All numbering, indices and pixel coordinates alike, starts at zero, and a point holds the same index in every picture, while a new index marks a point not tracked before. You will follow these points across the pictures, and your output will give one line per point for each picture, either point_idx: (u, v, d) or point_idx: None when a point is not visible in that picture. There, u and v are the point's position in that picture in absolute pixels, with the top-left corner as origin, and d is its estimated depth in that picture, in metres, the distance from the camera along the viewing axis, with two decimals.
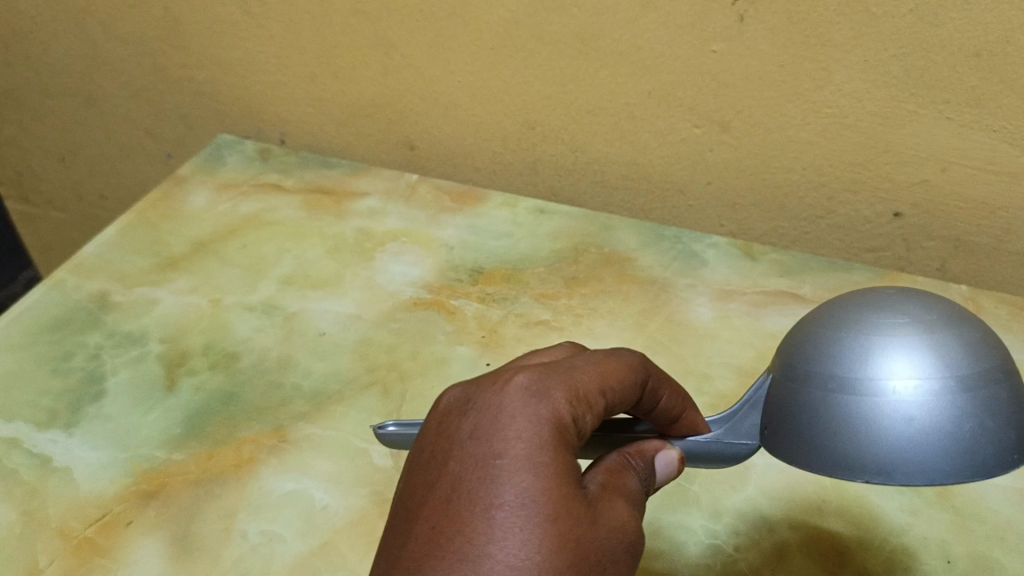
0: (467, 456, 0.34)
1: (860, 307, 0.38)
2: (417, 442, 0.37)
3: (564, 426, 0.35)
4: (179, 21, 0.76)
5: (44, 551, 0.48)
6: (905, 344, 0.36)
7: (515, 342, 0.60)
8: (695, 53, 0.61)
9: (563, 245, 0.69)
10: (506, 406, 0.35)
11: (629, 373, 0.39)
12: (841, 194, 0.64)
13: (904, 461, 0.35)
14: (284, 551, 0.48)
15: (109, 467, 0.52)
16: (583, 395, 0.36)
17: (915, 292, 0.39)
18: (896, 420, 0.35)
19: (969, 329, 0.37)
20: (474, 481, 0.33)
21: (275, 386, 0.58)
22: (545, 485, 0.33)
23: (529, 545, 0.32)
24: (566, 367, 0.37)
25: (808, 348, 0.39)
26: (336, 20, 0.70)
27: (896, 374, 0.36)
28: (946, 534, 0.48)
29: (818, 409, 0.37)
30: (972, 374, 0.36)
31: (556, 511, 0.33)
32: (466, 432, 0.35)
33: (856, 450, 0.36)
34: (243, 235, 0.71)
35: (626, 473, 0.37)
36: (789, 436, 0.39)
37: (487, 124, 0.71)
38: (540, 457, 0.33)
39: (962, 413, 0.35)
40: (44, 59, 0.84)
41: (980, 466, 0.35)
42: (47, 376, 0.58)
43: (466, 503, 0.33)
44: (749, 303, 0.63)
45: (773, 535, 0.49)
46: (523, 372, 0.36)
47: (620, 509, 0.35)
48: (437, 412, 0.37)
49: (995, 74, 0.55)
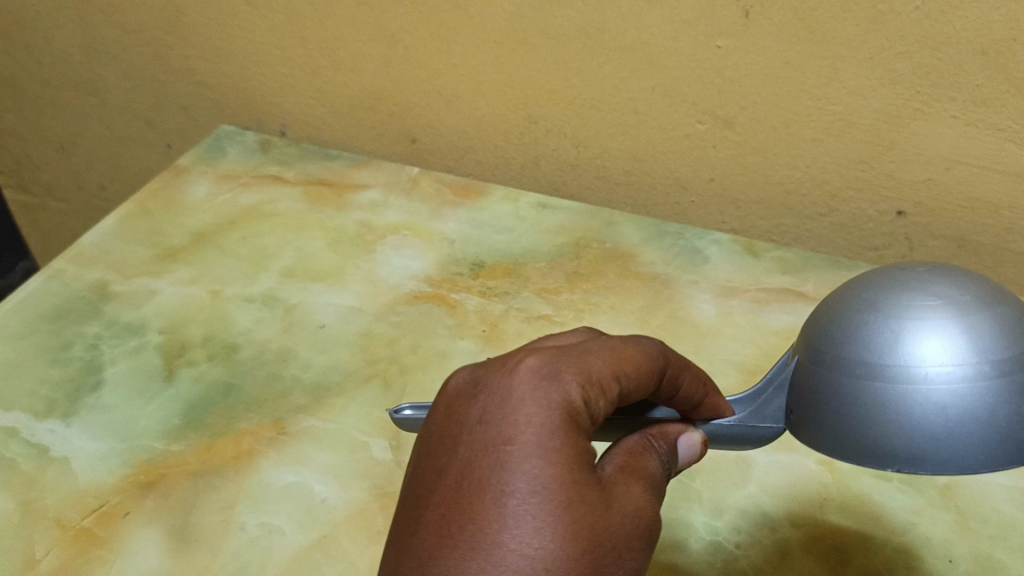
0: (476, 441, 0.33)
1: (888, 286, 0.36)
2: (426, 426, 0.35)
3: (577, 412, 0.33)
4: (185, 13, 0.76)
5: (41, 541, 0.48)
6: (939, 329, 0.34)
7: (516, 337, 0.60)
8: (698, 47, 0.61)
9: (565, 240, 0.69)
10: (515, 390, 0.33)
11: (649, 358, 0.36)
12: (845, 193, 0.63)
13: (938, 450, 0.34)
14: (283, 544, 0.48)
15: (107, 457, 0.53)
16: (597, 379, 0.34)
17: (945, 269, 0.37)
18: (931, 408, 0.34)
19: (1004, 309, 0.35)
20: (483, 467, 0.32)
21: (276, 378, 0.58)
22: (558, 471, 0.31)
23: (542, 533, 0.30)
24: (579, 351, 0.35)
25: (833, 331, 0.37)
26: (342, 16, 0.70)
27: (929, 359, 0.34)
28: (949, 533, 0.47)
29: (843, 395, 0.36)
30: (1007, 359, 0.34)
31: (569, 498, 0.31)
32: (475, 416, 0.33)
33: (887, 438, 0.34)
34: (244, 226, 0.72)
35: (647, 455, 0.35)
36: (815, 424, 0.37)
37: (490, 119, 0.71)
38: (551, 442, 0.32)
39: (997, 399, 0.34)
40: (49, 50, 0.85)
41: (1013, 454, 0.34)
42: (46, 366, 0.59)
43: (476, 489, 0.31)
44: (752, 300, 0.63)
45: (775, 533, 0.47)
46: (533, 354, 0.34)
47: (636, 492, 0.33)
48: (445, 395, 0.35)
49: (1002, 73, 0.54)
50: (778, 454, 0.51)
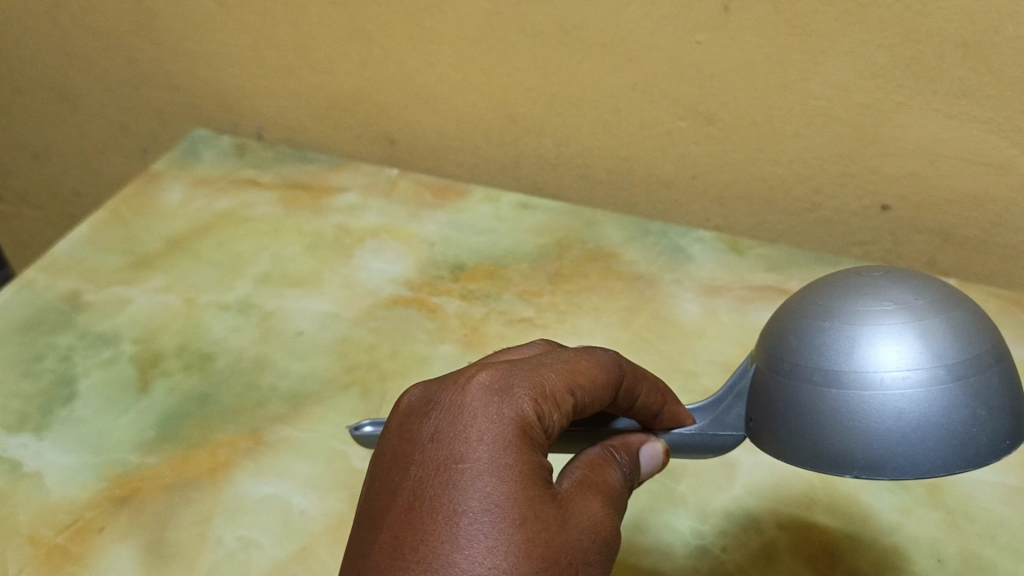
0: (429, 460, 0.32)
1: (843, 290, 0.35)
2: (378, 446, 0.34)
3: (531, 427, 0.32)
4: (158, 16, 0.75)
5: (13, 559, 0.47)
6: (893, 333, 0.33)
7: (498, 340, 0.58)
8: (678, 43, 0.60)
9: (547, 241, 0.67)
10: (467, 407, 0.32)
11: (605, 368, 0.36)
12: (828, 187, 0.62)
13: (896, 456, 0.33)
14: (261, 557, 0.47)
15: (80, 471, 0.52)
16: (551, 392, 0.33)
17: (901, 271, 0.36)
18: (886, 414, 0.33)
19: (958, 311, 0.34)
20: (435, 487, 0.31)
21: (252, 387, 0.57)
22: (511, 488, 0.30)
23: (495, 552, 0.29)
24: (532, 364, 0.34)
25: (790, 337, 0.36)
26: (317, 16, 0.69)
27: (883, 365, 0.33)
28: (937, 532, 0.46)
29: (802, 403, 0.35)
30: (963, 362, 0.33)
31: (523, 515, 0.30)
32: (427, 434, 0.32)
33: (845, 445, 0.34)
34: (219, 231, 0.70)
35: (608, 467, 0.34)
36: (775, 432, 0.36)
37: (469, 118, 0.70)
38: (503, 459, 0.31)
39: (953, 403, 0.33)
40: (19, 55, 0.83)
41: (972, 457, 0.33)
42: (17, 379, 0.57)
43: (429, 510, 0.30)
44: (736, 298, 0.61)
45: (761, 536, 0.46)
46: (485, 369, 0.34)
47: (594, 506, 0.32)
48: (398, 414, 0.34)
49: (984, 64, 0.53)
50: (763, 455, 0.51)
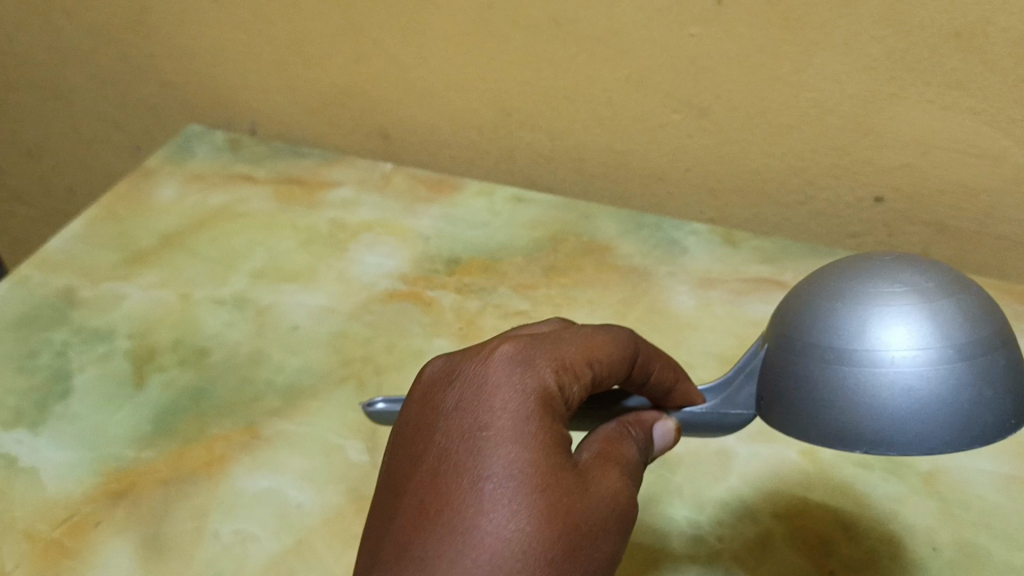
0: (453, 428, 0.32)
1: (854, 271, 0.36)
2: (401, 416, 0.34)
3: (553, 396, 0.32)
4: (151, 11, 0.75)
5: (10, 554, 0.47)
6: (904, 313, 0.33)
7: (493, 333, 0.58)
8: (671, 36, 0.60)
9: (541, 235, 0.67)
10: (491, 376, 0.32)
11: (619, 343, 0.36)
12: (822, 179, 0.63)
13: (904, 434, 0.33)
14: (257, 551, 0.47)
15: (76, 467, 0.52)
16: (570, 364, 0.34)
17: (910, 255, 0.37)
18: (897, 392, 0.33)
19: (967, 293, 0.35)
20: (460, 453, 0.31)
21: (248, 381, 0.57)
22: (535, 455, 0.30)
23: (520, 517, 0.29)
24: (551, 338, 0.34)
25: (800, 316, 0.36)
26: (311, 10, 0.69)
27: (893, 344, 0.33)
28: (933, 521, 0.46)
29: (812, 381, 0.35)
30: (972, 343, 0.33)
31: (546, 482, 0.30)
32: (452, 402, 0.33)
33: (853, 423, 0.34)
34: (213, 227, 0.70)
35: (626, 440, 0.34)
36: (784, 409, 0.36)
37: (463, 113, 0.70)
38: (527, 426, 0.31)
39: (962, 382, 0.33)
40: (11, 52, 0.83)
41: (979, 435, 0.33)
42: (12, 375, 0.57)
43: (453, 475, 0.31)
44: (731, 291, 0.61)
45: (757, 526, 0.46)
46: (508, 341, 0.34)
47: (614, 477, 0.32)
48: (420, 385, 0.34)
49: (977, 55, 0.54)
50: (759, 446, 0.51)
